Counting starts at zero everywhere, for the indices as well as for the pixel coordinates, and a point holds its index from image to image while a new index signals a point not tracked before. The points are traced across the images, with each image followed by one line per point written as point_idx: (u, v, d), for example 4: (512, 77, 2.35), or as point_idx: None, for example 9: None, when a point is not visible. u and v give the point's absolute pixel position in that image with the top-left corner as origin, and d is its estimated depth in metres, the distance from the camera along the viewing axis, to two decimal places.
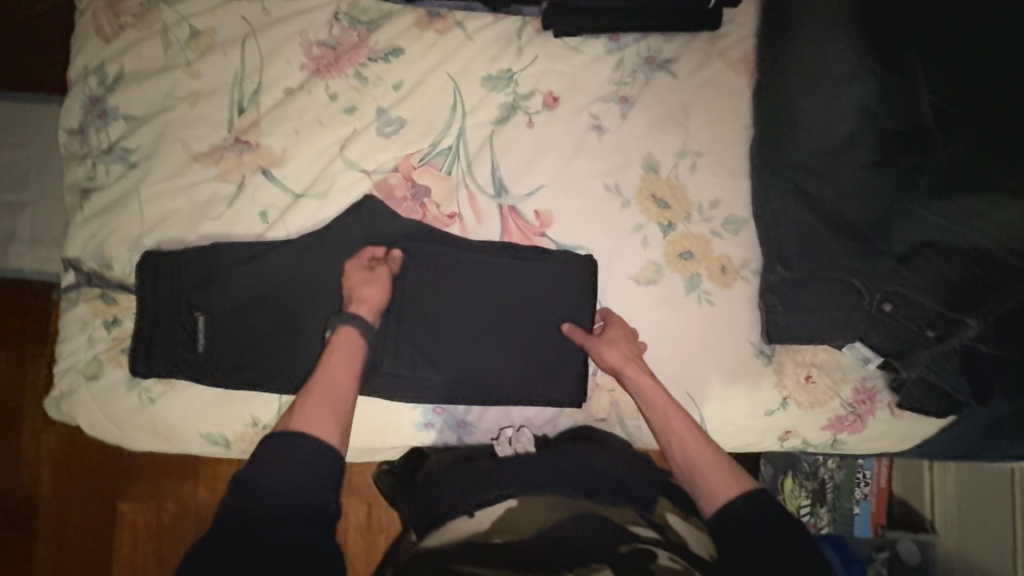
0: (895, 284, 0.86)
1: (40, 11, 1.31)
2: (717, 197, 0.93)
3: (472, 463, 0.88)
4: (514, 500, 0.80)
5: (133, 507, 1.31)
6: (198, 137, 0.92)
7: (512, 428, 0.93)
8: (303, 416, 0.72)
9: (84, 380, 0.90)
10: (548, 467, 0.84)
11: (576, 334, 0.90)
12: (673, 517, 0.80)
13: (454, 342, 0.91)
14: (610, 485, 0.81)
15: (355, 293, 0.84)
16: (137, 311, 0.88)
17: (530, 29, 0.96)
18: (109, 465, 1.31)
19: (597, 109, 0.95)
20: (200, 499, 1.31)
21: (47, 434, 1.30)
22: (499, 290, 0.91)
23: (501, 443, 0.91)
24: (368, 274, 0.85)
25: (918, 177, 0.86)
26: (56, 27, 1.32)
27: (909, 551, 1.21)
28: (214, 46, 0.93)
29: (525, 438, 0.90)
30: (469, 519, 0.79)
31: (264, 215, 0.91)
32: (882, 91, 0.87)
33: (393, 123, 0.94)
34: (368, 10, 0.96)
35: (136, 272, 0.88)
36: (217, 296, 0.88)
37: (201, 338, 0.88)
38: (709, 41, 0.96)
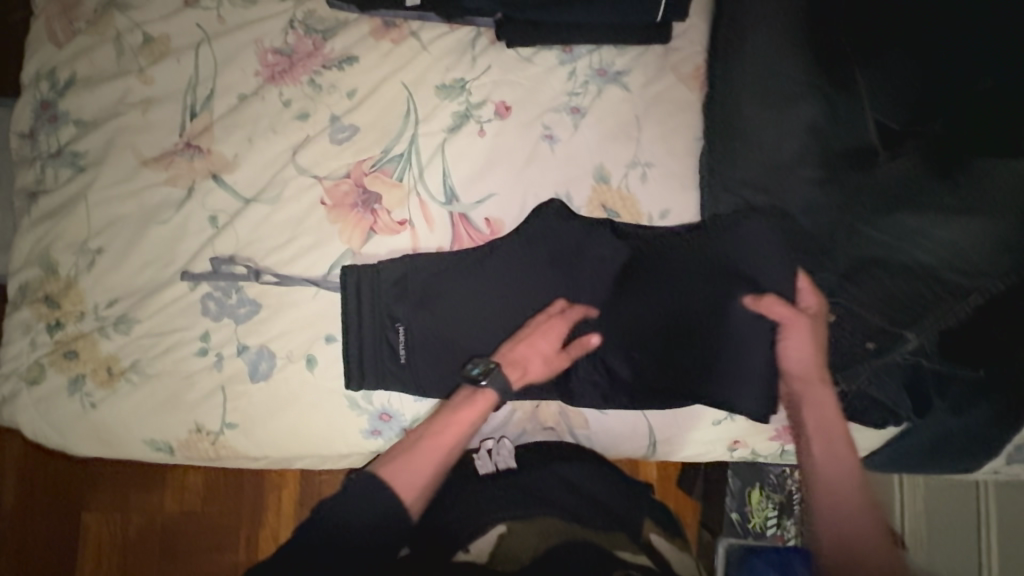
0: (837, 296, 0.87)
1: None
2: (666, 207, 0.94)
3: (454, 483, 0.85)
4: (504, 526, 0.77)
5: (98, 516, 1.29)
6: (149, 142, 0.92)
7: (492, 440, 0.90)
8: (398, 468, 0.76)
9: (26, 384, 0.89)
10: (534, 485, 0.83)
11: (775, 310, 0.85)
12: (658, 538, 0.81)
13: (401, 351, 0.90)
14: (598, 511, 0.81)
15: (518, 357, 0.86)
16: (345, 330, 0.89)
17: (485, 40, 0.98)
18: (73, 472, 1.30)
19: (549, 120, 0.95)
20: (165, 509, 1.29)
21: (12, 439, 1.30)
22: (467, 293, 0.90)
23: (481, 457, 0.88)
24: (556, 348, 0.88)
25: (861, 192, 0.87)
26: None
27: None
28: (168, 52, 0.93)
29: (506, 450, 0.88)
30: (464, 552, 0.74)
31: (214, 220, 0.92)
32: (828, 107, 0.88)
33: (346, 131, 0.94)
34: (324, 19, 0.97)
35: (343, 280, 0.89)
36: (363, 304, 0.89)
37: (403, 351, 0.90)
38: (661, 54, 0.98)
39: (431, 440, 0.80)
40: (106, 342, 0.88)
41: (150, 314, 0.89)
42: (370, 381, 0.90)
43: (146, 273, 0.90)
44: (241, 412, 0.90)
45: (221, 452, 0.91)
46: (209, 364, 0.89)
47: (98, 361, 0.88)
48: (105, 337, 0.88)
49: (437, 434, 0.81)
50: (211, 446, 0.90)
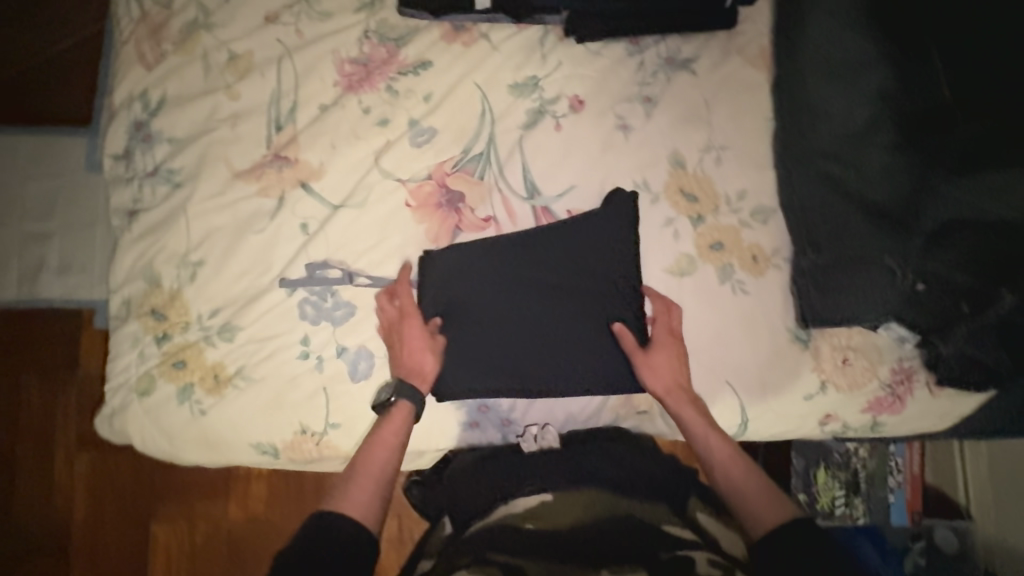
0: (927, 261, 0.87)
1: (69, 46, 1.38)
2: (744, 188, 0.96)
3: (500, 460, 0.91)
4: (549, 495, 0.81)
5: (165, 527, 1.32)
6: (239, 155, 0.95)
7: (537, 426, 0.93)
8: (347, 497, 0.75)
9: (137, 395, 0.92)
10: (583, 460, 0.88)
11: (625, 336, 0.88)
12: (705, 517, 0.81)
13: (488, 341, 0.90)
14: (645, 484, 0.85)
15: (410, 364, 0.87)
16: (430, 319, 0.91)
17: (553, 36, 1.00)
18: (141, 487, 1.32)
19: (622, 110, 0.98)
20: (231, 517, 1.32)
21: (79, 458, 1.32)
22: (520, 282, 0.91)
23: (526, 440, 0.92)
24: (427, 338, 0.88)
25: (942, 154, 0.88)
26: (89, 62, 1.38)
27: (947, 539, 1.22)
28: (252, 67, 0.97)
29: (551, 435, 0.92)
30: (503, 506, 0.81)
31: (305, 226, 0.95)
32: (897, 73, 0.90)
33: (425, 133, 0.97)
34: (396, 27, 1.00)
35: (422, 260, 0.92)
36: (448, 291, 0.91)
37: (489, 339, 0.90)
38: (727, 39, 1.00)
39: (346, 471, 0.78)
40: (211, 350, 0.91)
41: (252, 320, 0.92)
42: (458, 367, 0.90)
43: (244, 282, 0.93)
44: (344, 412, 0.92)
45: (325, 452, 0.93)
46: (310, 366, 0.92)
47: (205, 369, 0.91)
48: (210, 346, 0.92)
49: (364, 457, 0.79)
50: (314, 446, 0.93)
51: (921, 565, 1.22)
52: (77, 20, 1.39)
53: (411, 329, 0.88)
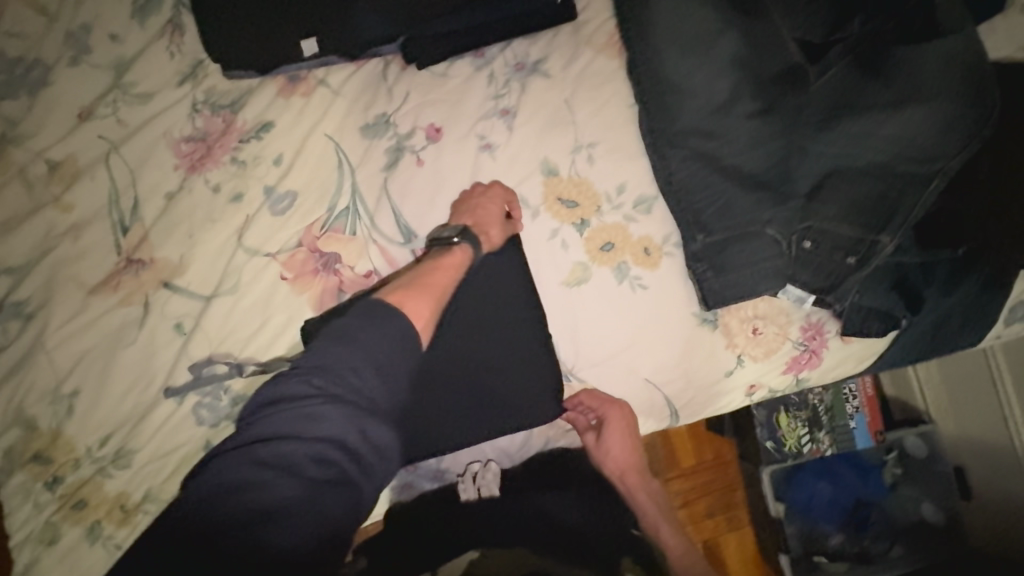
0: (810, 220, 0.86)
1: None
2: (622, 181, 0.93)
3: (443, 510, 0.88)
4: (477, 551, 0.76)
5: None
6: (90, 269, 0.88)
7: (479, 464, 0.92)
8: (399, 292, 0.74)
9: (43, 547, 0.85)
10: (518, 508, 0.87)
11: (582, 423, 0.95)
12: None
13: None
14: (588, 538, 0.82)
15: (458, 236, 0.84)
16: None
17: (395, 67, 0.95)
18: None
19: (482, 129, 0.93)
20: None
21: None
22: None
23: (465, 482, 0.90)
24: (502, 214, 0.89)
25: (801, 113, 0.87)
26: None
27: (915, 446, 1.28)
28: (79, 172, 0.89)
29: (491, 474, 0.90)
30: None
31: (180, 326, 0.89)
32: (745, 38, 0.88)
33: (284, 199, 0.92)
34: (227, 93, 0.93)
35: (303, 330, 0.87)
36: None
37: None
38: (572, 32, 0.96)
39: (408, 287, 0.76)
40: (111, 481, 0.86)
41: (147, 440, 0.87)
42: None
43: (129, 400, 0.87)
44: None
45: None
46: None
47: (110, 502, 0.86)
48: (108, 477, 0.86)
49: (425, 276, 0.79)
50: None
51: (899, 474, 1.27)
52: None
53: (494, 198, 0.88)
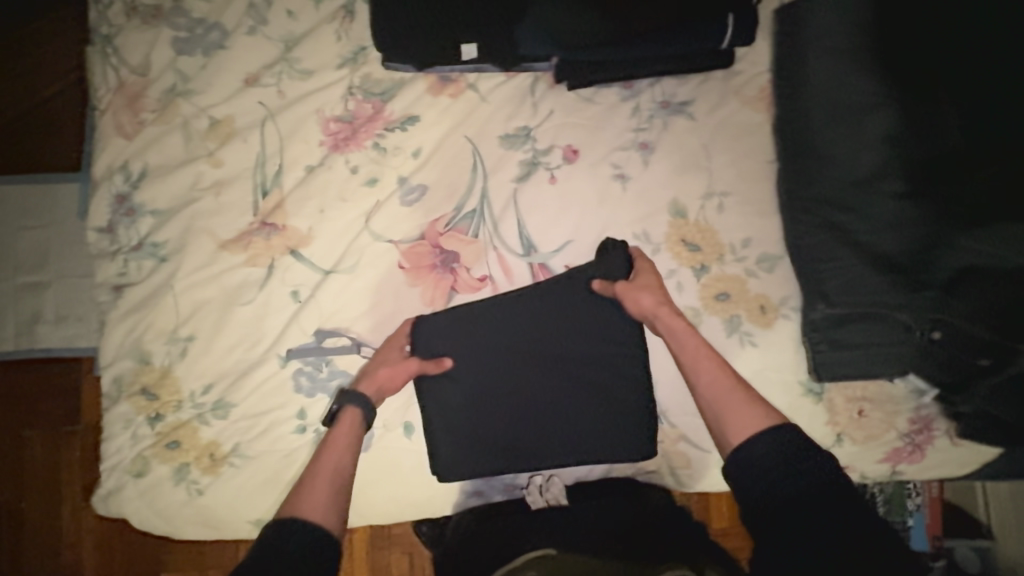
0: (942, 312, 0.82)
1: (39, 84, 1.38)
2: (748, 236, 0.92)
3: (504, 516, 0.85)
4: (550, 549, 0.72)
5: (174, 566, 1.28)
6: (225, 225, 0.92)
7: (542, 477, 0.91)
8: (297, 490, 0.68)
9: (131, 477, 0.89)
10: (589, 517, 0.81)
11: (609, 290, 0.86)
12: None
13: (495, 418, 0.88)
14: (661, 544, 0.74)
15: (370, 370, 0.85)
16: (423, 403, 0.88)
17: (543, 84, 0.97)
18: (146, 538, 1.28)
19: (617, 159, 0.94)
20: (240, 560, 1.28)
21: (85, 509, 1.30)
22: (524, 350, 0.88)
23: (532, 493, 0.89)
24: (400, 357, 0.86)
25: (953, 204, 0.84)
26: (62, 109, 1.37)
27: (967, 557, 1.16)
28: (234, 133, 0.94)
29: (557, 488, 0.88)
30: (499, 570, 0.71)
31: (296, 294, 0.92)
32: (902, 117, 0.86)
33: (415, 191, 0.94)
34: (381, 81, 0.96)
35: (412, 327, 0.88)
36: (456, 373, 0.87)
37: (497, 417, 0.87)
38: (723, 80, 0.96)
39: (329, 454, 0.74)
40: (205, 428, 0.89)
41: (245, 396, 0.90)
42: (469, 448, 0.88)
43: (236, 355, 0.90)
44: None
45: None
46: (308, 440, 0.90)
47: (200, 448, 0.89)
48: (204, 424, 0.89)
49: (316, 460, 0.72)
50: None
51: None
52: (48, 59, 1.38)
53: (389, 350, 0.87)
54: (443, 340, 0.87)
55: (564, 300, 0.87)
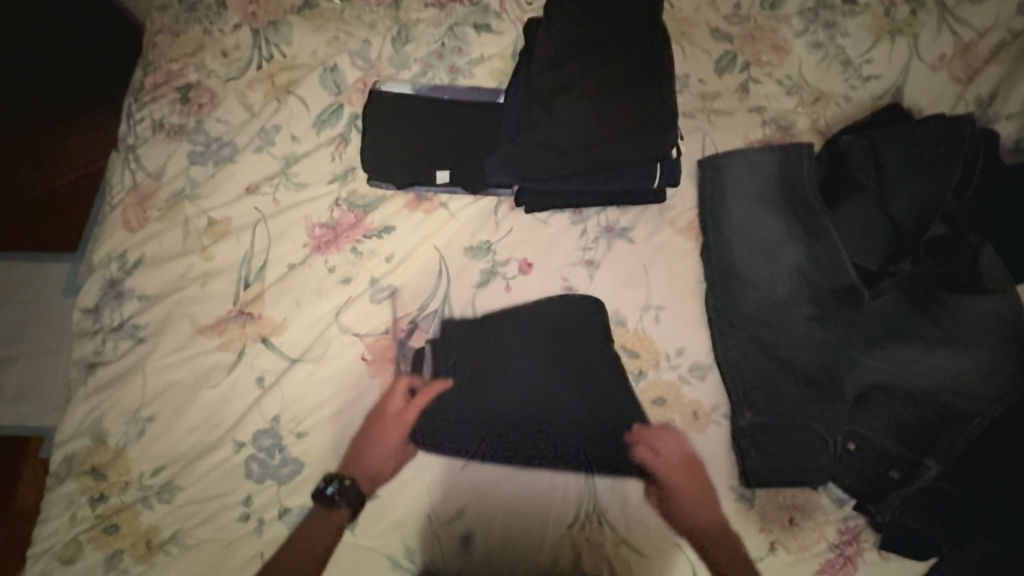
0: (855, 424, 0.93)
1: (67, 177, 1.56)
2: (681, 345, 1.02)
3: None
4: None
5: None
6: (205, 312, 1.00)
7: None
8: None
9: (58, 564, 0.87)
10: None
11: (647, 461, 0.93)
12: None
13: (480, 482, 0.93)
14: None
15: (369, 460, 0.92)
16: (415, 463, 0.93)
17: (505, 207, 1.12)
18: None
19: (567, 273, 1.07)
20: None
21: None
22: (521, 396, 0.95)
23: None
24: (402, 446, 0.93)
25: (858, 329, 0.97)
26: (80, 195, 1.54)
27: None
28: (228, 232, 1.05)
29: None
30: None
31: (261, 380, 0.97)
32: (811, 253, 1.03)
33: (385, 291, 1.04)
34: (365, 196, 1.11)
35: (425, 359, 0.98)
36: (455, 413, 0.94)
37: (479, 482, 0.93)
38: (659, 211, 1.12)
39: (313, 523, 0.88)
40: (148, 513, 0.89)
41: (194, 480, 0.91)
42: (423, 523, 0.91)
43: (193, 437, 0.93)
44: None
45: None
46: (250, 530, 0.89)
47: (138, 534, 0.88)
48: (147, 507, 0.89)
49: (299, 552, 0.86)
50: None
51: None
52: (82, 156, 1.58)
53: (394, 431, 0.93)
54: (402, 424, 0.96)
55: (560, 341, 0.99)
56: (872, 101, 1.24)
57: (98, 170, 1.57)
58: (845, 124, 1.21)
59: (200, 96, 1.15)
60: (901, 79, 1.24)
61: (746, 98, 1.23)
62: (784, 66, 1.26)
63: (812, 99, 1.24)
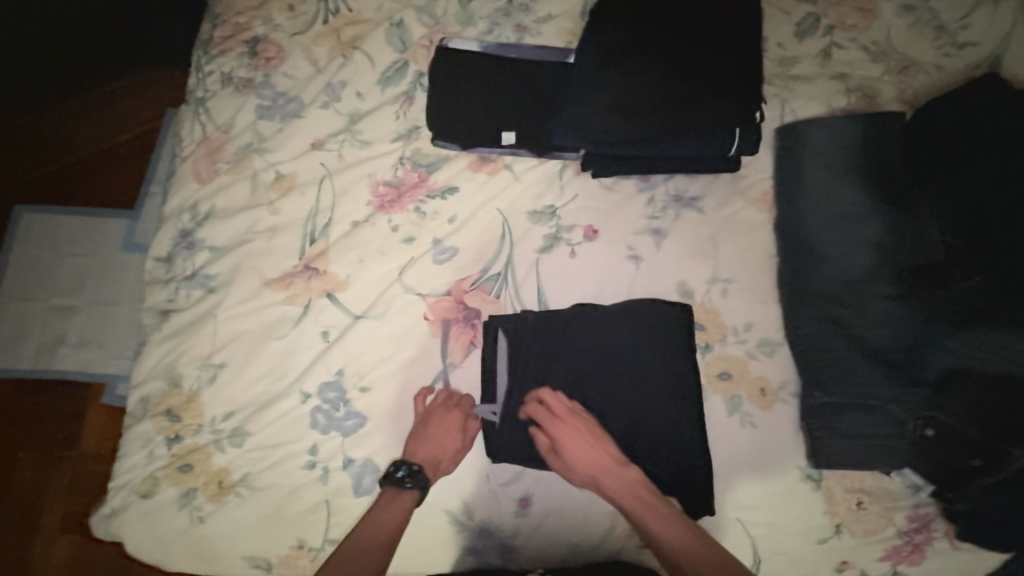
0: (936, 411, 0.87)
1: (128, 136, 1.57)
2: (750, 320, 0.99)
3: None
4: None
5: None
6: (272, 265, 1.02)
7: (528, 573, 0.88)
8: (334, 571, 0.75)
9: (137, 498, 0.91)
10: None
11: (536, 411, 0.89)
12: None
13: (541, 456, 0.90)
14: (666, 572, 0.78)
15: (431, 440, 0.89)
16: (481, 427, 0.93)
17: (570, 170, 1.09)
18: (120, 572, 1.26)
19: (633, 242, 1.04)
20: None
21: (59, 541, 1.28)
22: (586, 367, 0.93)
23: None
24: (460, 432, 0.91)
25: (938, 308, 0.92)
26: (137, 151, 1.56)
27: None
28: (294, 186, 1.06)
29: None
30: None
31: (325, 334, 0.99)
32: (892, 228, 0.98)
33: (447, 252, 1.04)
34: (428, 155, 1.09)
35: (486, 329, 0.96)
36: (520, 381, 0.93)
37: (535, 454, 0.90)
38: (731, 180, 1.07)
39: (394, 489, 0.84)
40: (219, 455, 0.92)
41: (263, 426, 0.93)
42: (484, 483, 0.92)
43: (261, 385, 0.96)
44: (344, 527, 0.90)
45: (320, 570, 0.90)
46: (315, 477, 0.92)
47: (210, 475, 0.91)
48: (219, 450, 0.92)
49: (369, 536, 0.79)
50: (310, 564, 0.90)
51: None
52: (141, 115, 1.58)
53: (447, 426, 0.90)
54: (467, 383, 0.97)
55: (628, 318, 0.95)
56: (967, 71, 1.15)
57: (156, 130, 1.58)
58: (936, 94, 1.13)
59: (267, 50, 1.14)
60: (1000, 48, 1.15)
61: (829, 64, 1.16)
62: (870, 31, 1.18)
63: (901, 66, 1.15)
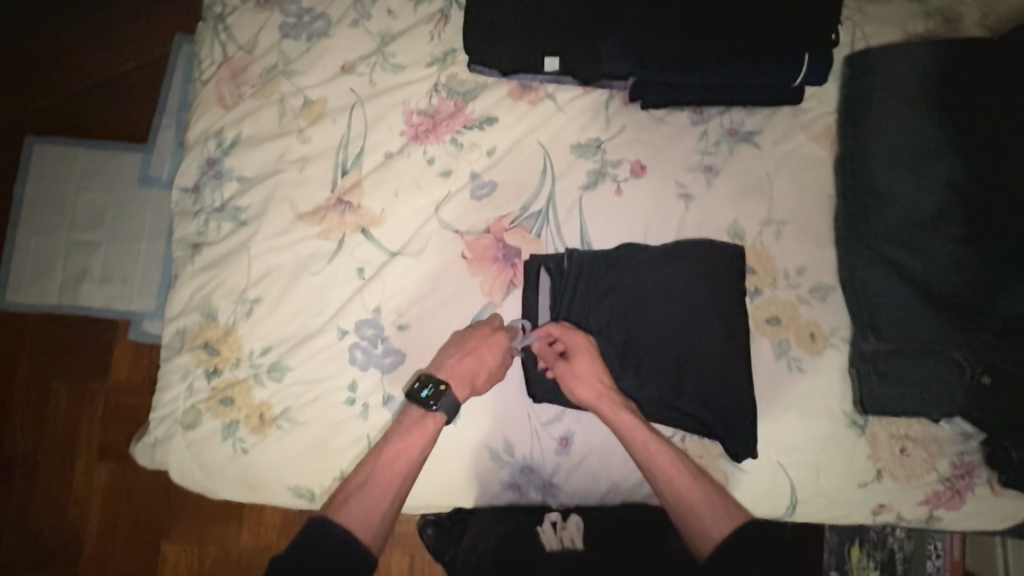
0: (995, 358, 0.85)
1: (135, 63, 1.47)
2: (803, 264, 0.94)
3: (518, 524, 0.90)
4: None
5: (175, 545, 1.28)
6: (304, 198, 0.97)
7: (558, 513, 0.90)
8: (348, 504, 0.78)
9: (181, 428, 0.92)
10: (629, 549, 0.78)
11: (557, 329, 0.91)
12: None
13: None
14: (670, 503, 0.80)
15: (463, 373, 0.86)
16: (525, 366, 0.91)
17: (617, 101, 1.02)
18: (158, 497, 1.31)
19: (684, 178, 0.98)
20: (242, 543, 1.28)
21: (98, 468, 1.32)
22: (633, 307, 0.90)
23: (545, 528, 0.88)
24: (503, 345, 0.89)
25: (1011, 253, 0.88)
26: (145, 78, 1.47)
27: None
28: (324, 113, 0.99)
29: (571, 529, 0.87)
30: None
31: (361, 270, 0.95)
32: (967, 166, 0.92)
33: (486, 186, 0.98)
34: (465, 82, 1.02)
35: (530, 266, 0.93)
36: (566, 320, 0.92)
37: None
38: (792, 114, 1.00)
39: (384, 467, 0.82)
40: (259, 389, 0.92)
41: (302, 361, 0.92)
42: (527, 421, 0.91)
43: (298, 321, 0.94)
44: None
45: None
46: (356, 413, 0.92)
47: (251, 408, 0.91)
48: (259, 384, 0.92)
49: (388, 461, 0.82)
50: None
51: None
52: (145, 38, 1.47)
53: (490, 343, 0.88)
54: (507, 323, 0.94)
55: (680, 257, 0.91)
56: None
57: (163, 57, 1.48)
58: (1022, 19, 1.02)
59: None
60: None
61: None
62: None
63: None
